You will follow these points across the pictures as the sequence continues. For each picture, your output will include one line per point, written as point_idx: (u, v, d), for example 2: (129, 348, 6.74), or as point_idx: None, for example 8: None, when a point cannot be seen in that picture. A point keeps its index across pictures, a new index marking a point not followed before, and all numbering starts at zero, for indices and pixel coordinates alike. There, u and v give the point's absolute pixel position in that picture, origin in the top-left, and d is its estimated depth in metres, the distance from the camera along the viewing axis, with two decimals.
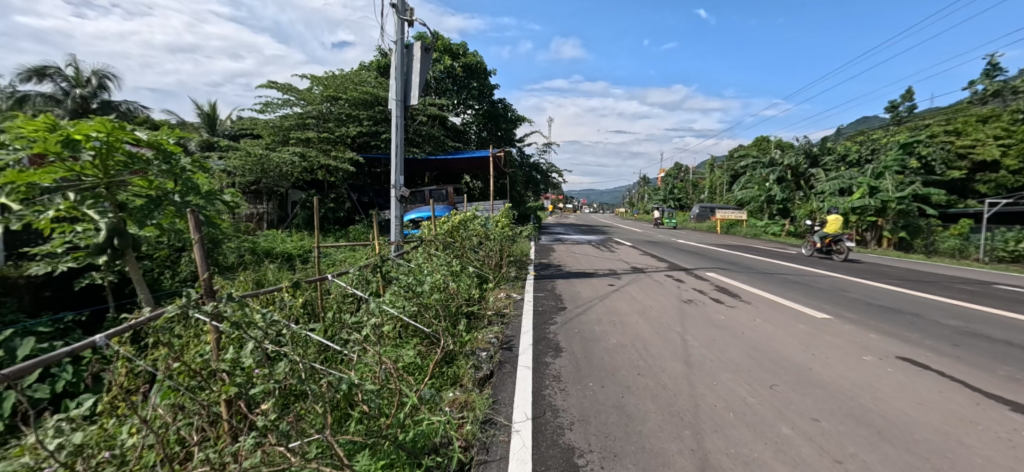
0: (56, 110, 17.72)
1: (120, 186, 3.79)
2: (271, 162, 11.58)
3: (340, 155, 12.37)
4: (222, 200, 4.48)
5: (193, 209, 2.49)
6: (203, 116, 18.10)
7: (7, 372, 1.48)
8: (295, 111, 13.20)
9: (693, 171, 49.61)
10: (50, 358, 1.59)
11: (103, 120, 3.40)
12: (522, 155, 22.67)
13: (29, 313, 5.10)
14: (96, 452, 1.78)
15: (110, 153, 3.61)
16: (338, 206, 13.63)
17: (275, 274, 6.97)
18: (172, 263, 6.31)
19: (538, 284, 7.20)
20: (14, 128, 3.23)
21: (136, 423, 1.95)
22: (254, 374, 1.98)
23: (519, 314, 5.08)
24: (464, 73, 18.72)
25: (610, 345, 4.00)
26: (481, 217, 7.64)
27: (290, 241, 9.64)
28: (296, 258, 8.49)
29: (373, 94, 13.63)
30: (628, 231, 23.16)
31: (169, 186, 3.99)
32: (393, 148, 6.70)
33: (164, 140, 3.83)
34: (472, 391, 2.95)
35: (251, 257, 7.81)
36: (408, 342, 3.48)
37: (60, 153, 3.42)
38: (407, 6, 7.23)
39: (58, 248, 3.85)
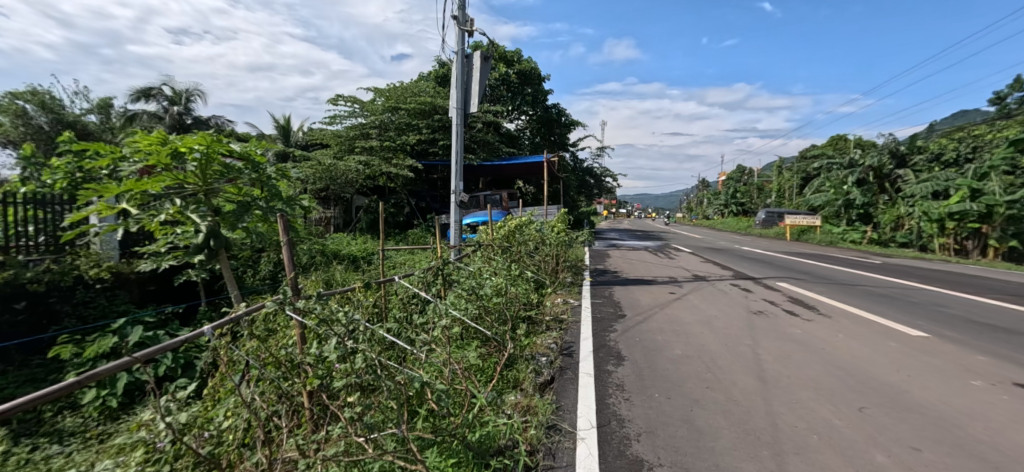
0: (159, 126, 19.93)
1: (216, 193, 4.25)
2: (338, 170, 12.29)
3: (401, 163, 12.96)
4: (300, 205, 4.84)
5: (282, 213, 2.71)
6: (279, 127, 19.58)
7: (135, 354, 1.71)
8: (359, 122, 13.96)
9: (759, 173, 46.49)
10: (168, 344, 1.80)
11: (203, 134, 3.80)
12: (576, 160, 22.53)
13: (138, 304, 5.86)
14: (200, 431, 1.98)
15: (209, 163, 4.02)
16: (398, 210, 14.24)
17: (342, 274, 7.41)
18: (253, 262, 6.91)
19: (595, 290, 7.10)
20: (134, 143, 3.72)
21: (230, 407, 2.14)
22: (334, 368, 2.11)
23: (578, 320, 5.02)
24: (519, 79, 18.86)
25: (674, 356, 3.85)
26: (537, 221, 7.66)
27: (354, 244, 10.16)
28: (361, 259, 8.89)
29: (431, 104, 14.09)
30: (686, 237, 22.22)
31: (255, 192, 4.41)
32: (453, 156, 6.89)
33: (253, 151, 4.23)
34: (534, 396, 2.95)
35: (320, 258, 8.33)
36: (469, 344, 3.53)
37: (169, 164, 3.90)
38: (467, 17, 7.44)
39: (163, 248, 4.34)
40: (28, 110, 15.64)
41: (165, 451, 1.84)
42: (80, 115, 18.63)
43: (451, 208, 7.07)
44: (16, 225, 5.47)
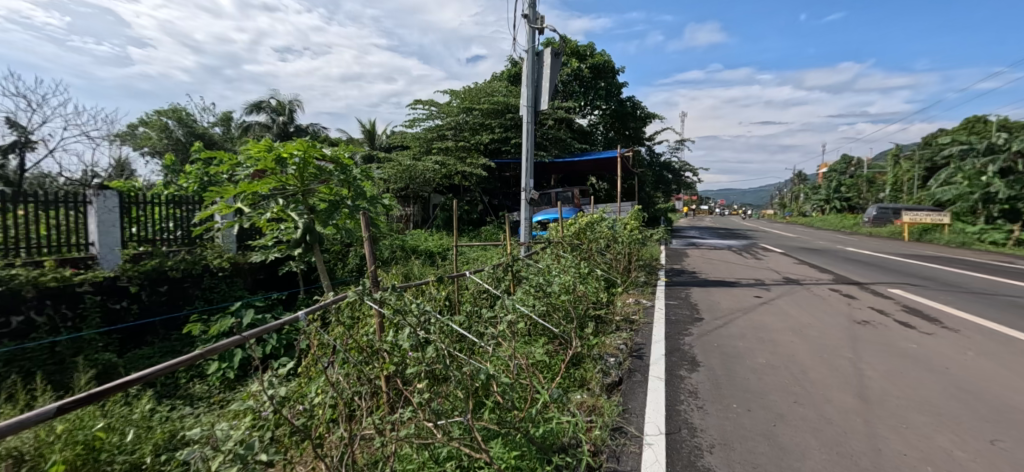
0: (267, 134, 22.38)
1: (312, 193, 4.69)
2: (417, 170, 12.97)
3: (475, 162, 13.34)
4: (382, 203, 5.19)
5: (365, 212, 2.93)
6: (366, 131, 21.05)
7: (245, 333, 1.98)
8: (436, 123, 14.57)
9: (870, 163, 41.21)
10: (271, 327, 2.06)
11: (301, 140, 4.21)
12: (653, 154, 21.61)
13: (250, 290, 6.87)
14: (296, 404, 2.23)
15: (305, 167, 4.46)
16: (472, 208, 14.70)
17: (420, 268, 7.81)
18: (343, 256, 7.54)
19: (671, 291, 6.78)
20: (246, 150, 4.20)
21: (320, 386, 2.37)
22: (408, 356, 2.25)
23: (650, 322, 4.83)
24: (592, 74, 18.47)
25: (757, 365, 3.56)
26: (609, 219, 7.46)
27: (431, 240, 10.64)
28: (437, 255, 9.28)
29: (504, 103, 14.29)
30: (778, 236, 20.38)
31: (344, 192, 4.79)
32: (524, 154, 6.94)
33: (341, 154, 4.62)
34: (600, 396, 2.91)
35: (400, 253, 8.85)
36: (537, 340, 3.56)
37: (274, 168, 4.37)
38: (538, 14, 7.44)
39: (269, 242, 4.87)
40: (169, 124, 18.38)
41: (267, 419, 2.10)
42: (207, 127, 21.50)
43: (522, 205, 7.12)
44: (160, 222, 6.52)
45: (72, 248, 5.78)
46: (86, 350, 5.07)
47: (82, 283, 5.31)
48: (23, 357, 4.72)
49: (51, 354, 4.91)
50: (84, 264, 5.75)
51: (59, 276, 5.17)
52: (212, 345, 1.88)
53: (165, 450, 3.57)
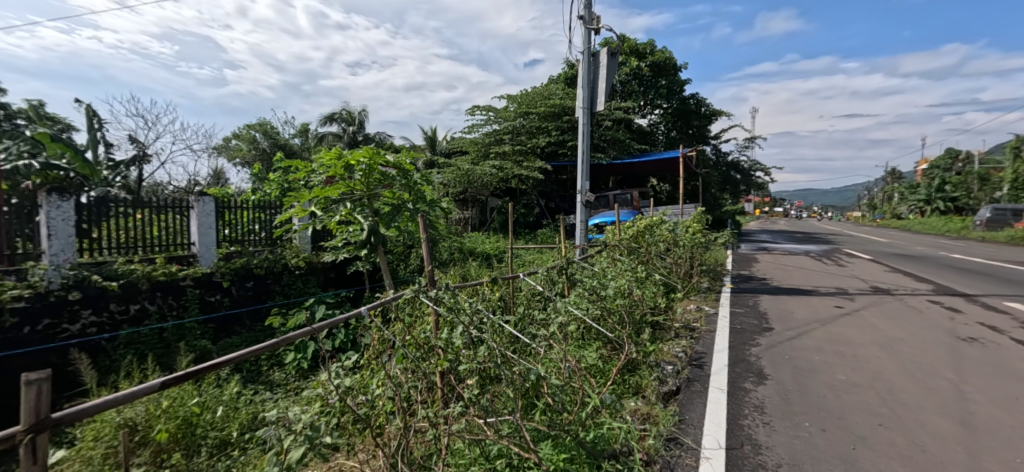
0: (339, 143, 23.92)
1: (376, 197, 4.97)
2: (475, 174, 13.28)
3: (531, 165, 13.42)
4: (441, 207, 5.38)
5: (423, 214, 3.06)
6: (428, 138, 21.86)
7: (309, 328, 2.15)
8: (494, 128, 14.82)
9: (981, 158, 36.22)
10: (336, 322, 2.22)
11: (367, 148, 4.49)
12: (719, 153, 20.50)
13: (322, 287, 7.44)
14: (357, 394, 2.37)
15: (371, 173, 4.74)
16: (528, 211, 14.80)
17: (477, 270, 7.98)
18: (405, 257, 7.89)
19: (737, 298, 6.39)
20: (319, 159, 4.54)
21: (380, 379, 2.50)
22: (461, 353, 2.33)
23: (713, 330, 4.59)
24: (652, 72, 17.89)
25: (834, 382, 3.26)
26: (670, 221, 7.18)
27: (488, 243, 10.83)
28: (493, 257, 9.43)
29: (560, 106, 14.24)
30: (866, 241, 18.48)
31: (406, 196, 5.04)
32: (579, 157, 6.89)
33: (403, 161, 4.85)
34: (655, 404, 2.82)
35: (459, 255, 9.09)
36: (590, 344, 3.51)
37: (343, 174, 4.69)
38: (594, 14, 7.36)
39: (338, 244, 5.21)
40: (255, 137, 20.22)
41: (333, 407, 2.26)
42: (288, 138, 23.39)
43: (578, 207, 7.05)
44: (248, 224, 7.20)
45: (177, 247, 6.46)
46: (188, 337, 5.73)
47: (185, 277, 6.02)
48: (138, 340, 5.44)
49: (161, 338, 5.60)
50: (186, 261, 6.50)
51: (167, 272, 5.87)
52: (287, 335, 2.11)
53: (248, 428, 3.98)
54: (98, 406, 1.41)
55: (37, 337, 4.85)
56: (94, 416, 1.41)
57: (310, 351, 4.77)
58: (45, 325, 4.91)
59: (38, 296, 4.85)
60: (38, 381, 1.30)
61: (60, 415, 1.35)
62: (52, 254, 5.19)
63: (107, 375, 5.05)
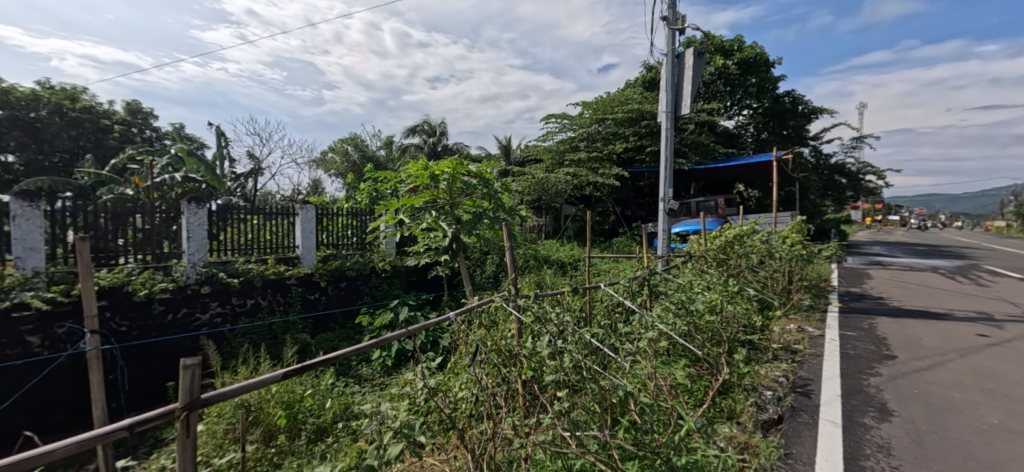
0: (420, 154, 25.24)
1: (458, 205, 5.18)
2: (550, 181, 13.28)
3: (607, 172, 13.13)
4: (519, 215, 5.46)
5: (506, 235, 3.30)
6: (503, 147, 22.31)
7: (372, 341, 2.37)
8: (569, 135, 14.72)
9: None
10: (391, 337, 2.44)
11: (451, 159, 4.70)
12: (820, 155, 18.55)
13: (405, 290, 7.91)
14: (442, 395, 2.47)
15: (454, 182, 4.96)
16: (603, 218, 14.50)
17: (552, 278, 7.95)
18: (481, 263, 8.11)
19: (846, 319, 5.69)
20: (408, 170, 4.84)
21: (464, 382, 2.60)
22: (545, 363, 2.35)
23: (819, 355, 4.13)
24: (740, 70, 16.69)
25: (981, 425, 2.77)
26: (763, 231, 6.63)
27: (563, 251, 10.76)
28: (568, 265, 9.33)
29: (638, 110, 13.79)
30: (1014, 256, 15.55)
31: (486, 204, 5.19)
32: (661, 162, 6.62)
33: (485, 170, 5.01)
34: (753, 433, 2.59)
35: (533, 263, 9.12)
36: (676, 360, 3.33)
37: (429, 184, 4.95)
38: (678, 14, 7.05)
39: (422, 250, 5.48)
40: (348, 150, 22.09)
41: (420, 404, 2.38)
42: (375, 150, 25.17)
43: (659, 216, 6.75)
44: (342, 230, 7.86)
45: (285, 249, 7.22)
46: (292, 330, 6.36)
47: (290, 277, 6.71)
48: (253, 331, 6.15)
49: (270, 330, 6.27)
50: (292, 262, 7.23)
51: (277, 271, 6.58)
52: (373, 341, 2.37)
53: (342, 418, 4.36)
54: (229, 395, 1.66)
55: (177, 323, 5.66)
56: (232, 399, 1.66)
57: (400, 348, 5.14)
58: (182, 313, 5.72)
59: (179, 289, 5.69)
60: (193, 366, 1.54)
61: (208, 397, 1.60)
62: (190, 253, 6.03)
63: (228, 360, 5.76)
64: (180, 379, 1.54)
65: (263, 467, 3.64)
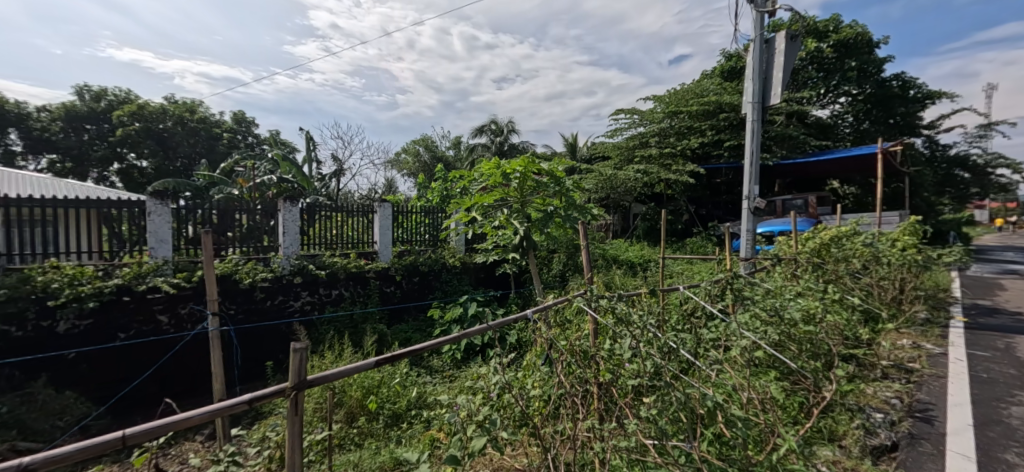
0: (487, 153, 25.66)
1: (528, 204, 5.21)
2: (618, 179, 12.88)
3: (680, 169, 12.48)
4: (590, 213, 5.36)
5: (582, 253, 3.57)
6: (569, 145, 22.02)
7: (433, 344, 2.64)
8: (639, 131, 14.19)
9: None
10: (452, 338, 2.69)
11: (522, 158, 4.74)
12: (935, 147, 16.27)
13: (474, 286, 8.11)
14: (518, 391, 2.53)
15: (524, 181, 5.00)
16: (676, 217, 13.81)
17: (621, 279, 7.72)
18: (548, 262, 8.10)
19: (973, 336, 4.93)
20: (480, 169, 4.94)
21: (537, 379, 2.63)
22: (626, 368, 2.33)
23: (940, 376, 3.61)
24: (836, 53, 15.07)
25: None
26: (866, 232, 5.93)
27: (632, 251, 10.41)
28: (638, 266, 9.00)
29: (717, 102, 12.94)
30: None
31: (556, 202, 5.15)
32: (746, 157, 6.16)
33: (555, 168, 5.00)
34: (859, 459, 2.35)
35: (601, 262, 8.93)
36: (765, 372, 3.09)
37: (501, 183, 5.02)
38: None
39: (492, 248, 5.57)
40: (419, 150, 23.05)
41: (496, 399, 2.44)
42: (445, 150, 25.99)
43: (743, 215, 6.28)
44: (416, 227, 8.22)
45: (365, 244, 7.71)
46: (371, 320, 6.77)
47: (370, 270, 7.14)
48: (337, 319, 6.63)
49: (351, 319, 6.72)
50: (371, 256, 7.70)
51: (358, 264, 7.02)
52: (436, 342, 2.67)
53: (416, 406, 4.59)
54: (327, 376, 2.05)
55: (273, 308, 6.25)
56: (330, 383, 2.06)
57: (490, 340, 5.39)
58: (279, 300, 6.31)
59: (276, 278, 6.28)
60: (300, 351, 1.96)
61: (313, 379, 1.97)
62: (285, 247, 6.69)
63: (316, 345, 6.26)
64: (290, 361, 1.95)
65: (347, 446, 3.93)
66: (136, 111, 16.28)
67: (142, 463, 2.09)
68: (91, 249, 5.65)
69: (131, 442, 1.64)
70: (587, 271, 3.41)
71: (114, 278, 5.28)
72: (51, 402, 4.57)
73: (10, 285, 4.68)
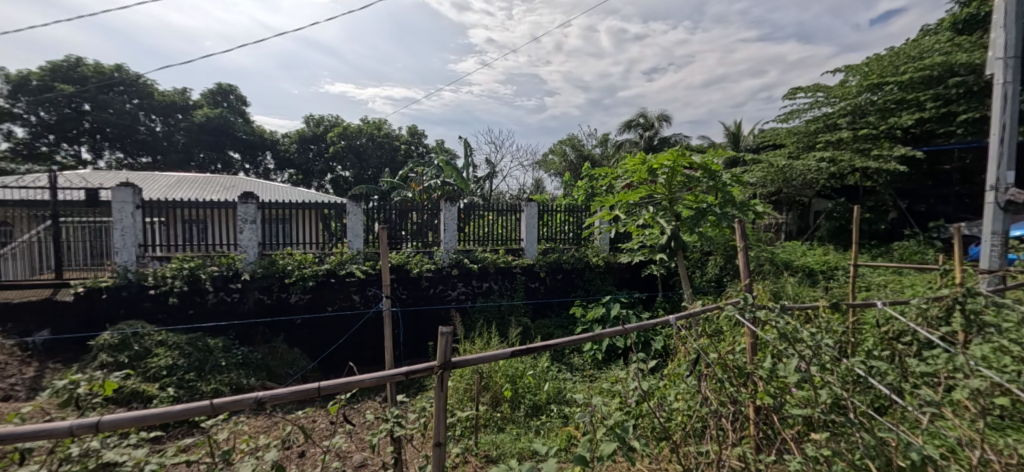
0: (636, 149, 24.53)
1: (677, 201, 4.78)
2: (795, 170, 11.00)
3: (884, 154, 10.05)
4: (754, 211, 4.70)
5: (745, 252, 3.09)
6: (730, 135, 19.67)
7: (572, 339, 2.55)
8: (823, 112, 11.92)
9: None
10: (590, 337, 2.58)
11: (671, 150, 4.40)
12: None
13: (617, 287, 7.85)
14: (656, 403, 2.34)
15: (674, 176, 4.60)
16: (877, 216, 11.20)
17: (795, 288, 6.57)
18: (701, 265, 7.38)
19: None
20: (625, 166, 4.72)
21: (681, 392, 2.39)
22: (791, 393, 1.95)
23: None
24: None
25: None
26: None
27: (811, 255, 8.79)
28: (819, 273, 7.55)
29: (943, 64, 9.95)
30: None
31: (711, 199, 4.64)
32: (994, 137, 4.60)
33: (711, 161, 4.53)
34: None
35: (769, 268, 7.76)
36: (1016, 428, 2.26)
37: (647, 179, 4.70)
38: None
39: (636, 248, 5.26)
40: (566, 150, 23.29)
41: (633, 408, 2.29)
42: (591, 148, 25.71)
43: (988, 212, 4.72)
44: (560, 226, 8.32)
45: (512, 241, 8.10)
46: (516, 313, 7.07)
47: (516, 265, 7.46)
48: (486, 309, 7.09)
49: (499, 310, 7.12)
50: (517, 253, 8.03)
51: (506, 260, 7.40)
52: (573, 338, 2.57)
53: (554, 401, 4.63)
54: (471, 360, 2.11)
55: (435, 296, 7.00)
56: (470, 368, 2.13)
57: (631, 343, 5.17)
58: (440, 289, 7.04)
59: (437, 270, 7.02)
60: (446, 335, 2.05)
61: (455, 362, 2.06)
62: (445, 242, 7.43)
63: (469, 332, 6.80)
64: (437, 343, 2.06)
65: (491, 427, 4.19)
66: (342, 131, 20.04)
67: (336, 411, 2.23)
68: (313, 241, 7.08)
69: (324, 393, 1.89)
70: (744, 276, 2.94)
71: (325, 263, 6.55)
72: (285, 354, 5.92)
73: (263, 265, 6.21)
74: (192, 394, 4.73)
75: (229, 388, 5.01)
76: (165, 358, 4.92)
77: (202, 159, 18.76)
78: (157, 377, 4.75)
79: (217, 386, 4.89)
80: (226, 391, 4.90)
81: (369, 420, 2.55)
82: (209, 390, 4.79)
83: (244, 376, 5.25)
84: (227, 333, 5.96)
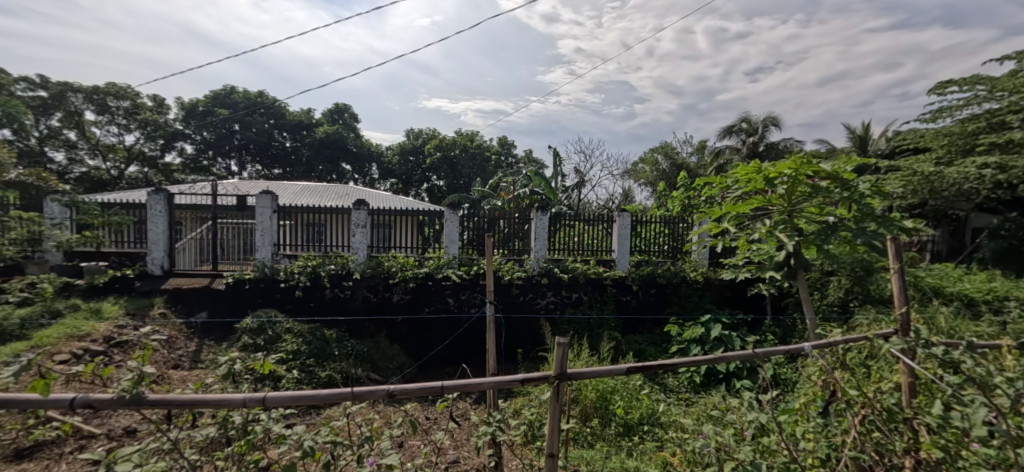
0: (738, 156, 22.60)
1: (798, 213, 4.30)
2: (946, 179, 9.30)
3: None
4: (900, 226, 4.05)
5: (900, 277, 2.64)
6: (856, 139, 17.30)
7: (684, 361, 2.41)
8: (985, 110, 9.96)
9: None
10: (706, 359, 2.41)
11: (793, 158, 3.95)
12: None
13: (717, 305, 7.27)
14: (783, 438, 2.11)
15: (796, 186, 4.15)
16: None
17: (948, 320, 5.51)
18: (820, 286, 6.53)
19: None
20: (736, 174, 4.36)
21: (813, 430, 2.13)
22: (971, 448, 1.63)
23: None
24: None
25: None
26: None
27: (968, 281, 7.33)
28: (980, 304, 6.27)
29: None
30: None
31: (840, 211, 4.11)
32: None
33: (841, 168, 4.01)
34: None
35: (910, 293, 6.62)
36: None
37: (763, 188, 4.31)
38: None
39: (745, 264, 4.83)
40: (658, 159, 22.25)
41: (756, 442, 2.09)
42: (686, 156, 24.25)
43: None
44: (654, 237, 7.95)
45: (603, 252, 7.90)
46: (606, 327, 6.86)
47: (607, 277, 7.26)
48: (575, 320, 6.99)
49: (588, 323, 6.96)
50: (608, 264, 7.81)
51: (597, 271, 7.24)
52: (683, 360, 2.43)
53: (648, 422, 4.40)
54: (584, 373, 2.09)
55: (524, 303, 7.08)
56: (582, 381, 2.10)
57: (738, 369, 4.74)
58: (529, 297, 7.11)
59: (528, 278, 7.10)
60: (563, 345, 2.05)
61: (569, 374, 2.04)
62: (535, 251, 7.50)
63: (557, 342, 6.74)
64: (554, 353, 2.06)
65: (581, 442, 4.09)
66: (439, 143, 21.28)
67: (442, 408, 2.30)
68: (415, 245, 7.58)
69: (446, 392, 2.00)
70: (897, 303, 2.53)
71: (424, 266, 6.96)
72: (387, 349, 6.37)
73: (372, 266, 6.79)
74: (311, 378, 5.29)
75: (340, 376, 5.52)
76: (292, 344, 5.57)
77: (321, 170, 21.02)
78: (285, 360, 5.40)
79: (331, 373, 5.43)
80: (338, 379, 5.41)
81: (471, 421, 2.62)
82: (325, 376, 5.33)
83: (352, 366, 5.75)
84: (340, 326, 6.58)
